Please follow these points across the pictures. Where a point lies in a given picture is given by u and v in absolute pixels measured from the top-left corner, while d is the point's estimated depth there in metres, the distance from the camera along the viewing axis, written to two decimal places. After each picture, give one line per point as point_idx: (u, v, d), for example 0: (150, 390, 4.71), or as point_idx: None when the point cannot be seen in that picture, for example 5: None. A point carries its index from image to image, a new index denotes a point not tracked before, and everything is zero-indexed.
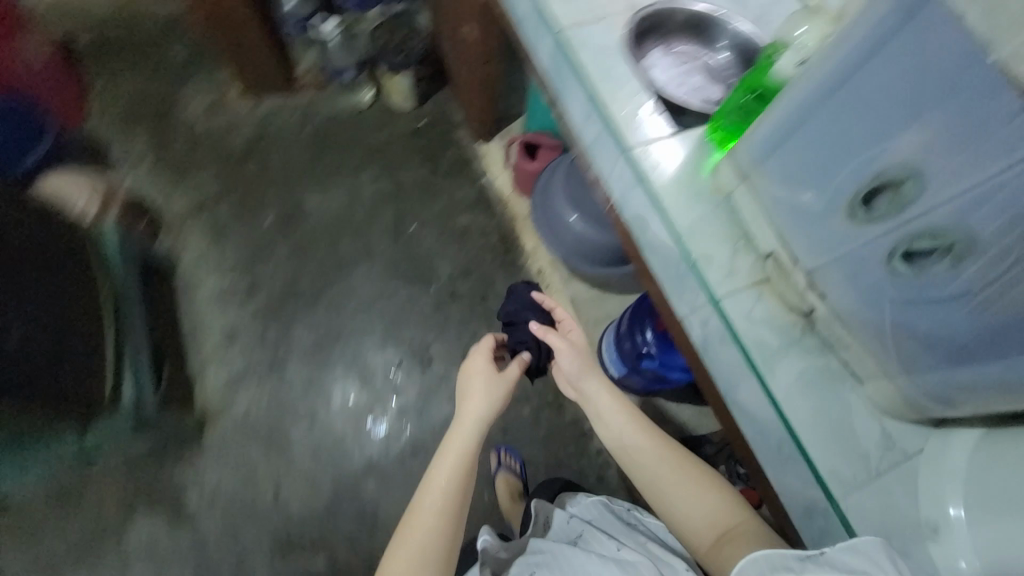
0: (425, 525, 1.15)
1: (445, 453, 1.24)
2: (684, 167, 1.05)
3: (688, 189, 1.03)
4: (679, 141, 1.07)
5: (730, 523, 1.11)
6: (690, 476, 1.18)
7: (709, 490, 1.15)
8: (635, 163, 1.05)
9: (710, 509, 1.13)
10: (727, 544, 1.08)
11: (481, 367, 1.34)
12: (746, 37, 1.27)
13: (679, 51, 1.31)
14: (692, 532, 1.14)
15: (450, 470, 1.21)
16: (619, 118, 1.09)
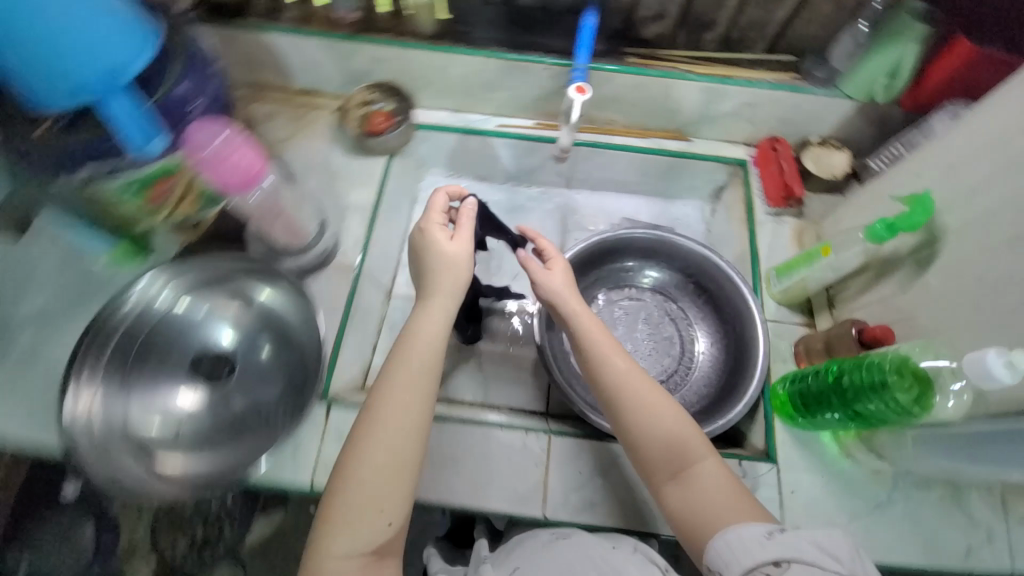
0: (379, 483, 0.55)
1: (398, 373, 0.60)
2: (840, 483, 0.76)
3: (874, 501, 0.75)
4: (798, 461, 0.78)
5: (689, 455, 0.60)
6: (641, 396, 0.63)
7: (666, 418, 0.62)
8: None
9: (667, 444, 0.61)
10: (686, 485, 0.59)
11: (448, 235, 0.69)
12: (641, 236, 0.95)
13: (591, 311, 0.97)
14: (639, 428, 0.62)
15: (394, 457, 0.56)
16: None
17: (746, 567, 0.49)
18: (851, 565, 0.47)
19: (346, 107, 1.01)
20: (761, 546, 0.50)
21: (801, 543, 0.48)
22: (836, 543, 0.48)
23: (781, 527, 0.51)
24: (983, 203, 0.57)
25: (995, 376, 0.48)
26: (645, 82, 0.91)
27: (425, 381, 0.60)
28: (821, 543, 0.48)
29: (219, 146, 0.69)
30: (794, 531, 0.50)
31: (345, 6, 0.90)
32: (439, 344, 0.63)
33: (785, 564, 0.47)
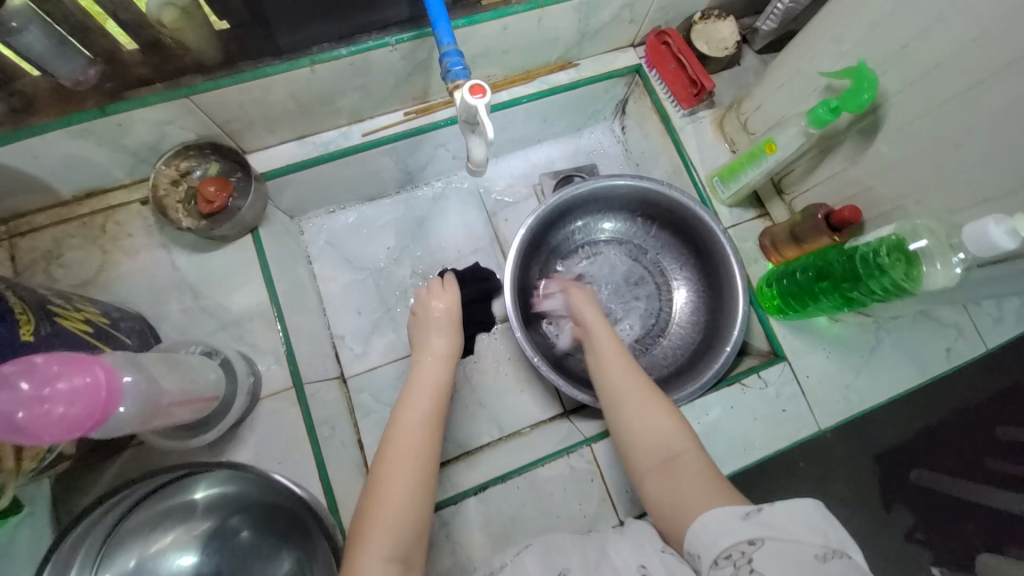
0: (410, 493, 0.56)
1: (415, 395, 0.64)
2: (839, 347, 0.80)
3: (869, 348, 0.81)
4: (801, 346, 0.80)
5: (673, 448, 0.58)
6: (635, 398, 0.64)
7: (655, 413, 0.62)
8: (845, 418, 0.78)
9: (654, 439, 0.60)
10: (669, 476, 0.56)
11: (440, 297, 0.77)
12: (574, 192, 0.87)
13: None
14: (629, 428, 0.62)
15: (420, 465, 0.58)
16: (781, 432, 0.76)
17: (721, 549, 0.46)
18: (824, 535, 0.44)
19: (158, 199, 0.74)
20: (735, 527, 0.47)
21: (780, 520, 0.46)
22: (810, 515, 0.46)
23: (758, 508, 0.48)
24: (922, 61, 0.55)
25: (993, 241, 0.50)
26: (512, 22, 0.74)
27: (439, 400, 0.65)
28: (800, 517, 0.46)
29: (18, 399, 0.41)
30: (770, 510, 0.47)
31: (71, 67, 0.61)
32: (444, 374, 0.68)
33: (760, 542, 0.44)
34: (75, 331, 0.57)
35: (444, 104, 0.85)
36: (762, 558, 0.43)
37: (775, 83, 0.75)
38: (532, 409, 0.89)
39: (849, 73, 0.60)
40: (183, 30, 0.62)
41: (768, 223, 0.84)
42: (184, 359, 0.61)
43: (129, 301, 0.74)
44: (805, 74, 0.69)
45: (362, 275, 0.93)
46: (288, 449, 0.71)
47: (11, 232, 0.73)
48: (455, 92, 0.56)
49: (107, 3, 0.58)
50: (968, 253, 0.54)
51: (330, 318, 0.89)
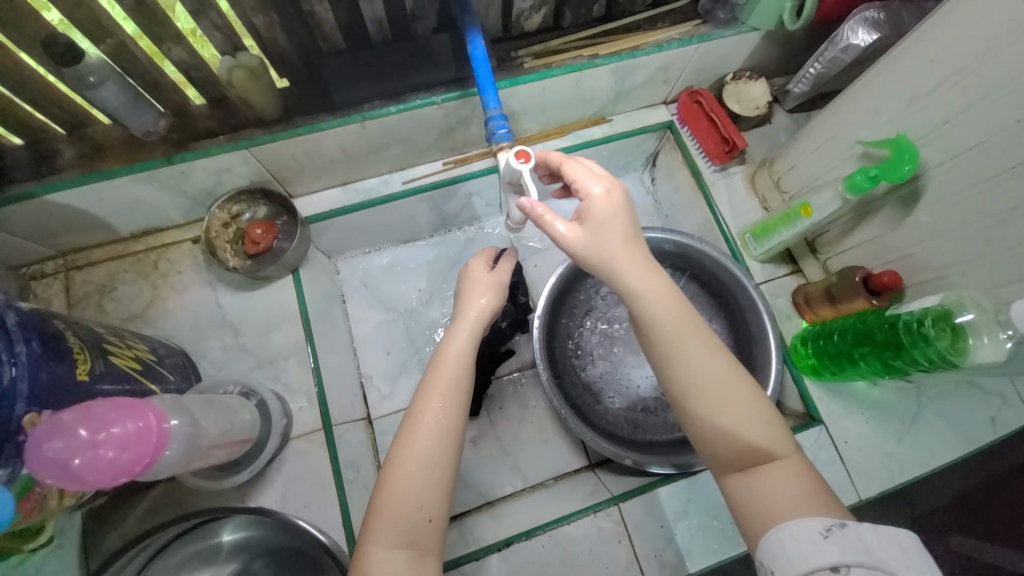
0: (426, 481, 0.51)
1: (440, 369, 0.56)
2: (877, 412, 0.77)
3: (910, 414, 0.76)
4: (838, 410, 0.77)
5: (764, 451, 0.49)
6: (716, 382, 0.51)
7: (740, 403, 0.50)
8: (888, 491, 0.74)
9: (742, 439, 0.49)
10: (757, 483, 0.49)
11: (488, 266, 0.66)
12: None
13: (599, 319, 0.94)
14: (706, 419, 0.50)
15: (437, 446, 0.52)
16: None
17: (799, 572, 0.42)
18: (909, 561, 0.41)
19: (209, 239, 0.78)
20: (820, 547, 0.42)
21: (866, 542, 0.42)
22: (894, 538, 0.42)
23: (841, 522, 0.44)
24: (967, 137, 0.56)
25: None
26: (552, 83, 0.78)
27: (468, 376, 0.56)
28: (887, 541, 0.42)
29: (74, 446, 0.43)
30: (856, 529, 0.43)
31: (144, 120, 0.67)
32: (474, 343, 0.58)
33: (844, 570, 0.41)
34: (125, 369, 0.60)
35: (481, 155, 0.88)
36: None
37: (809, 146, 0.77)
38: (557, 459, 0.88)
39: (890, 145, 0.62)
40: (249, 90, 0.67)
41: (801, 281, 0.83)
42: (222, 399, 0.63)
43: (173, 334, 0.77)
44: (843, 139, 0.71)
45: (394, 314, 0.94)
46: (314, 492, 0.71)
47: (69, 266, 0.78)
48: (502, 154, 0.59)
49: (182, 63, 0.65)
50: (1016, 331, 0.52)
51: (359, 358, 0.91)
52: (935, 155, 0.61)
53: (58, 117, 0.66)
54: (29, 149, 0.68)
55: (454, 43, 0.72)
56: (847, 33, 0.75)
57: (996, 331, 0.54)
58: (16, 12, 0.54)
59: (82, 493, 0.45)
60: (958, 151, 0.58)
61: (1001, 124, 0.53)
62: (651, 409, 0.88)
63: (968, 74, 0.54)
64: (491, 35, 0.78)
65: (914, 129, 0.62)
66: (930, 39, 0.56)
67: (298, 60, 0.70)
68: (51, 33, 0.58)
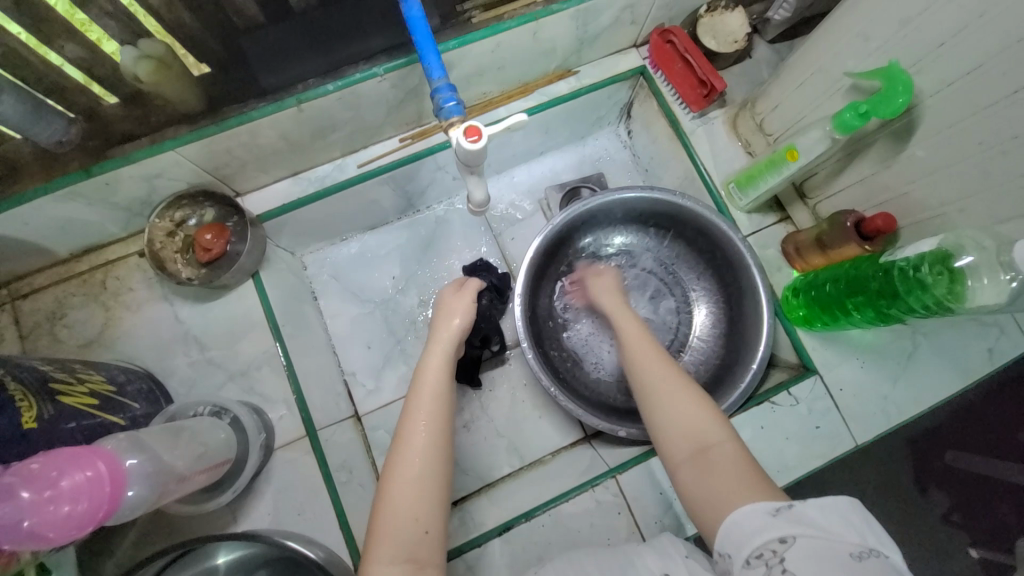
0: (418, 494, 0.50)
1: (421, 390, 0.57)
2: (873, 356, 0.75)
3: (905, 354, 0.74)
4: (833, 357, 0.75)
5: (707, 438, 0.51)
6: (666, 385, 0.56)
7: (683, 396, 0.55)
8: (885, 432, 0.73)
9: (686, 430, 0.52)
10: (703, 468, 0.50)
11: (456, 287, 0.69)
12: (582, 211, 0.82)
13: None
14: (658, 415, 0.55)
15: (431, 457, 0.52)
16: (816, 452, 0.72)
17: (751, 549, 0.42)
18: (860, 531, 0.40)
19: (154, 252, 0.72)
20: (767, 524, 0.42)
21: (814, 514, 0.42)
22: (841, 508, 0.42)
23: (789, 502, 0.43)
24: (965, 59, 0.50)
25: None
26: (505, 39, 0.70)
27: (448, 394, 0.57)
28: (832, 508, 0.42)
29: (20, 508, 0.40)
30: (802, 504, 0.43)
31: (51, 129, 0.60)
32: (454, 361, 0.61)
33: (791, 539, 0.40)
34: (79, 407, 0.56)
35: (439, 127, 0.81)
36: (797, 560, 0.39)
37: (793, 81, 0.70)
38: (553, 434, 0.87)
39: (880, 75, 0.56)
40: (161, 83, 0.59)
41: (791, 228, 0.79)
42: (189, 424, 0.60)
43: (135, 357, 0.73)
44: (829, 72, 0.64)
45: (370, 306, 0.90)
46: (306, 499, 0.69)
47: (14, 295, 0.72)
48: (452, 131, 0.52)
49: (80, 60, 0.58)
50: (1020, 271, 0.49)
51: (339, 355, 0.87)
52: (929, 83, 0.55)
53: None
54: None
55: (389, 5, 0.64)
56: None
57: (997, 270, 0.52)
58: None
59: (50, 549, 0.43)
60: (954, 77, 0.52)
61: (1003, 42, 0.47)
62: None
63: None
64: None
65: (906, 55, 0.56)
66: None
67: (214, 41, 0.62)
68: None
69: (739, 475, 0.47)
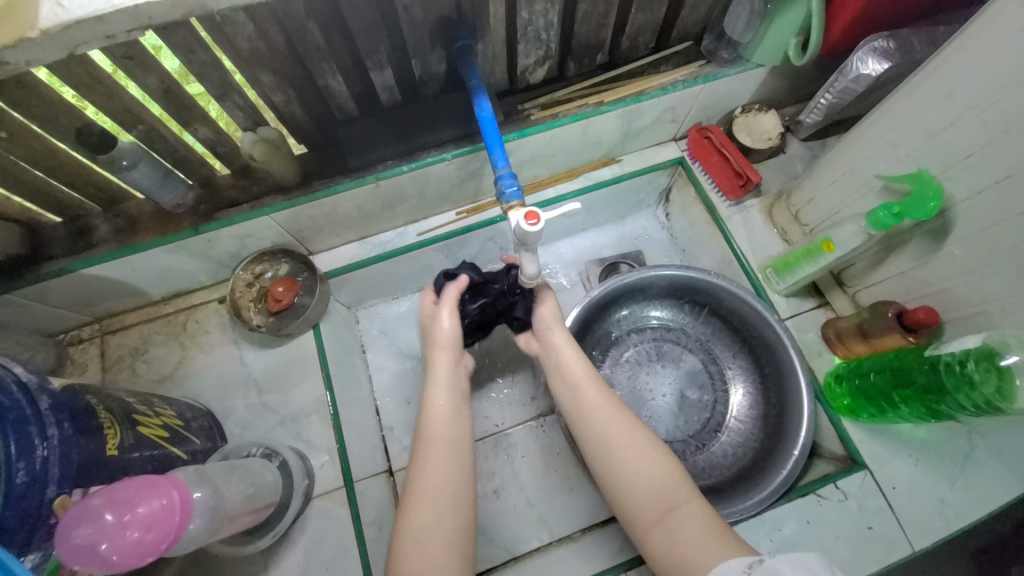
0: (427, 522, 0.53)
1: (429, 438, 0.59)
2: (926, 453, 0.72)
3: (963, 454, 0.71)
4: (882, 452, 0.72)
5: (669, 495, 0.53)
6: (620, 437, 0.58)
7: (639, 449, 0.57)
8: (946, 541, 0.68)
9: (648, 485, 0.54)
10: (671, 531, 0.51)
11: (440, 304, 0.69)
12: (620, 285, 0.86)
13: (619, 359, 0.91)
14: (619, 469, 0.57)
15: (441, 509, 0.54)
16: (869, 556, 0.67)
17: None
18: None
19: (234, 300, 0.80)
20: None
21: (784, 569, 0.41)
22: (808, 561, 0.42)
23: (761, 558, 0.44)
24: (993, 170, 0.54)
25: None
26: (559, 132, 0.79)
27: (458, 440, 0.59)
28: (803, 563, 0.42)
29: (101, 530, 0.43)
30: (772, 560, 0.43)
31: (172, 193, 0.71)
32: (453, 403, 0.61)
33: None
34: (152, 438, 0.61)
35: (493, 203, 0.89)
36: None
37: (826, 178, 0.75)
38: (582, 509, 0.84)
39: (911, 180, 0.60)
40: (268, 161, 0.70)
41: (830, 315, 0.80)
42: (243, 463, 0.64)
43: (199, 395, 0.79)
44: (861, 173, 0.69)
45: (413, 362, 0.95)
46: (337, 552, 0.70)
47: (105, 330, 0.81)
48: (511, 212, 0.59)
49: (208, 140, 0.70)
50: None
51: (381, 407, 0.91)
52: (960, 189, 0.58)
53: (94, 194, 0.71)
54: (69, 225, 0.72)
55: (463, 103, 0.75)
56: (857, 64, 0.74)
57: None
58: (52, 107, 0.58)
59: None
60: (984, 185, 0.56)
61: None
62: (679, 453, 0.84)
63: (988, 108, 0.53)
64: (497, 90, 0.80)
65: (936, 162, 0.60)
66: (946, 72, 0.55)
67: (314, 127, 0.74)
68: (85, 123, 0.62)
69: (705, 537, 0.49)
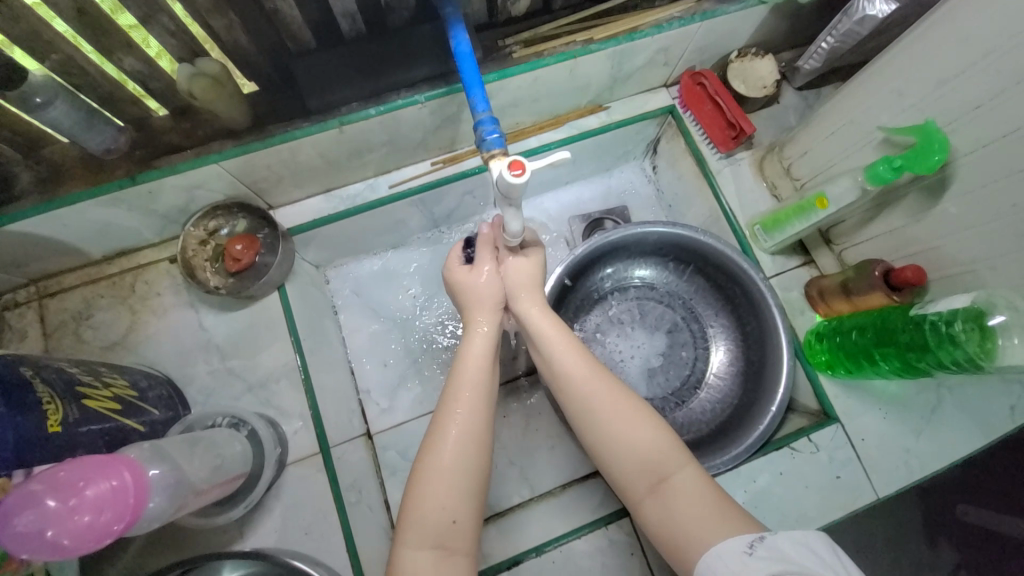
0: (452, 485, 0.51)
1: (452, 403, 0.55)
2: (895, 408, 0.74)
3: (929, 407, 0.73)
4: (854, 406, 0.74)
5: (663, 467, 0.52)
6: (608, 406, 0.56)
7: (629, 418, 0.55)
8: (907, 488, 0.72)
9: (642, 457, 0.52)
10: (664, 502, 0.50)
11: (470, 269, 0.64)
12: (605, 243, 0.83)
13: (599, 319, 0.89)
14: (609, 441, 0.55)
15: (460, 483, 0.51)
16: (835, 504, 0.70)
17: None
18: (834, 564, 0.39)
19: (186, 260, 0.73)
20: (746, 564, 0.41)
21: (786, 548, 0.41)
22: (813, 543, 0.41)
23: (762, 535, 0.43)
24: (1000, 124, 0.52)
25: None
26: (543, 74, 0.72)
27: (486, 401, 0.56)
28: (805, 544, 0.41)
29: (47, 516, 0.39)
30: (774, 539, 0.42)
31: (101, 137, 0.62)
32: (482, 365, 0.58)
33: None
34: (103, 411, 0.56)
35: (471, 153, 0.82)
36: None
37: (823, 130, 0.71)
38: (563, 466, 0.85)
39: (915, 132, 0.57)
40: (213, 100, 0.62)
41: (814, 273, 0.79)
42: (208, 435, 0.60)
43: (155, 362, 0.73)
44: (861, 124, 0.65)
45: (389, 323, 0.90)
46: (315, 517, 0.69)
47: (42, 293, 0.73)
48: (493, 162, 0.53)
49: (136, 73, 0.60)
50: None
51: (356, 371, 0.87)
52: (964, 143, 0.56)
53: (7, 138, 0.61)
54: None
55: (437, 35, 0.66)
56: (863, 3, 0.70)
57: None
58: None
59: (61, 561, 0.42)
60: (989, 140, 0.53)
61: None
62: (659, 410, 0.85)
63: (1004, 55, 0.49)
64: (474, 23, 0.71)
65: (941, 114, 0.57)
66: (965, 14, 0.51)
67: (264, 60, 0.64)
68: None
69: (699, 508, 0.48)
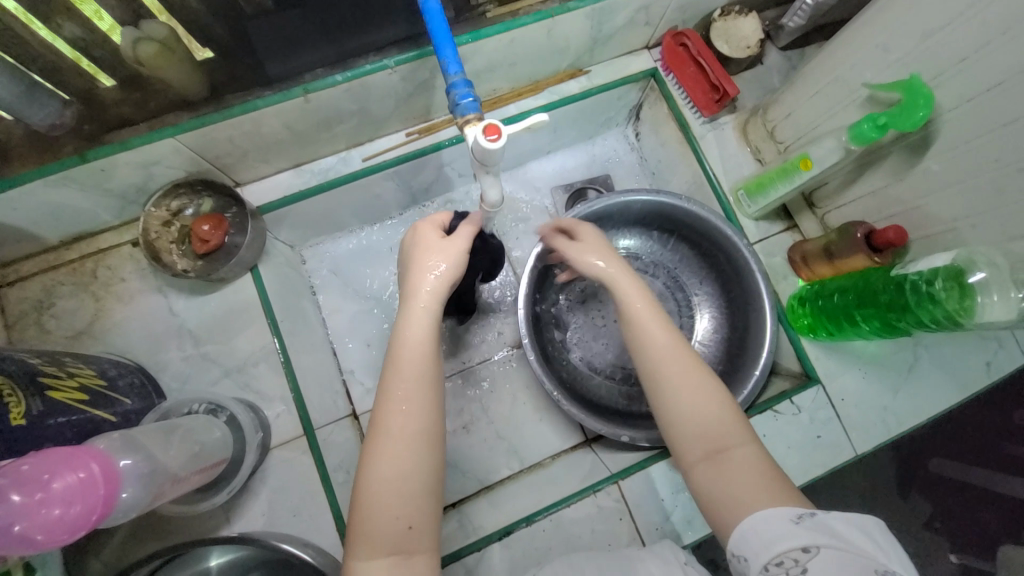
0: (409, 461, 0.49)
1: (401, 376, 0.52)
2: (874, 367, 0.75)
3: (907, 365, 0.74)
4: (835, 367, 0.75)
5: (726, 435, 0.51)
6: (678, 370, 0.54)
7: (699, 385, 0.53)
8: (885, 443, 0.74)
9: (703, 425, 0.52)
10: (721, 471, 0.49)
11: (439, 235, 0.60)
12: (588, 212, 0.81)
13: (581, 290, 0.88)
14: (672, 404, 0.53)
15: (412, 458, 0.50)
16: (816, 462, 0.72)
17: (771, 555, 0.42)
18: (882, 548, 0.40)
19: (150, 242, 0.69)
20: (790, 531, 0.42)
21: (837, 525, 0.42)
22: (867, 526, 0.42)
23: (813, 511, 0.44)
24: (985, 76, 0.50)
25: None
26: (520, 35, 0.68)
27: (433, 374, 0.53)
28: (858, 523, 0.41)
29: (12, 512, 0.38)
30: (826, 517, 0.43)
31: (44, 112, 0.57)
32: (433, 338, 0.55)
33: (815, 550, 0.40)
34: (69, 402, 0.53)
35: (447, 122, 0.79)
36: (819, 568, 0.39)
37: (808, 90, 0.70)
38: (551, 437, 0.85)
39: (900, 87, 0.56)
40: (165, 69, 0.57)
41: (797, 237, 0.79)
42: (185, 422, 0.58)
43: (125, 350, 0.71)
44: (845, 82, 0.64)
45: (369, 302, 0.88)
46: (302, 499, 0.68)
47: None
48: (468, 128, 0.51)
49: (76, 40, 0.55)
50: None
51: (339, 352, 0.85)
52: (948, 98, 0.55)
53: None
54: None
55: None
56: None
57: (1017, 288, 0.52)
58: None
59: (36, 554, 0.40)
60: (972, 94, 0.52)
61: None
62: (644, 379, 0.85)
63: (989, 4, 0.48)
64: None
65: (925, 69, 0.56)
66: None
67: (217, 23, 0.59)
68: None
69: (755, 480, 0.48)
